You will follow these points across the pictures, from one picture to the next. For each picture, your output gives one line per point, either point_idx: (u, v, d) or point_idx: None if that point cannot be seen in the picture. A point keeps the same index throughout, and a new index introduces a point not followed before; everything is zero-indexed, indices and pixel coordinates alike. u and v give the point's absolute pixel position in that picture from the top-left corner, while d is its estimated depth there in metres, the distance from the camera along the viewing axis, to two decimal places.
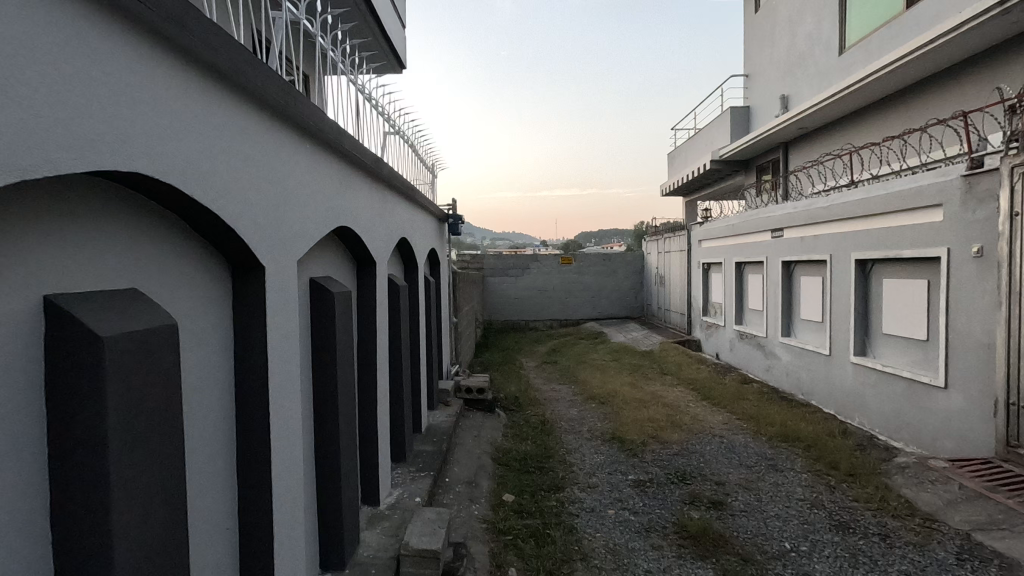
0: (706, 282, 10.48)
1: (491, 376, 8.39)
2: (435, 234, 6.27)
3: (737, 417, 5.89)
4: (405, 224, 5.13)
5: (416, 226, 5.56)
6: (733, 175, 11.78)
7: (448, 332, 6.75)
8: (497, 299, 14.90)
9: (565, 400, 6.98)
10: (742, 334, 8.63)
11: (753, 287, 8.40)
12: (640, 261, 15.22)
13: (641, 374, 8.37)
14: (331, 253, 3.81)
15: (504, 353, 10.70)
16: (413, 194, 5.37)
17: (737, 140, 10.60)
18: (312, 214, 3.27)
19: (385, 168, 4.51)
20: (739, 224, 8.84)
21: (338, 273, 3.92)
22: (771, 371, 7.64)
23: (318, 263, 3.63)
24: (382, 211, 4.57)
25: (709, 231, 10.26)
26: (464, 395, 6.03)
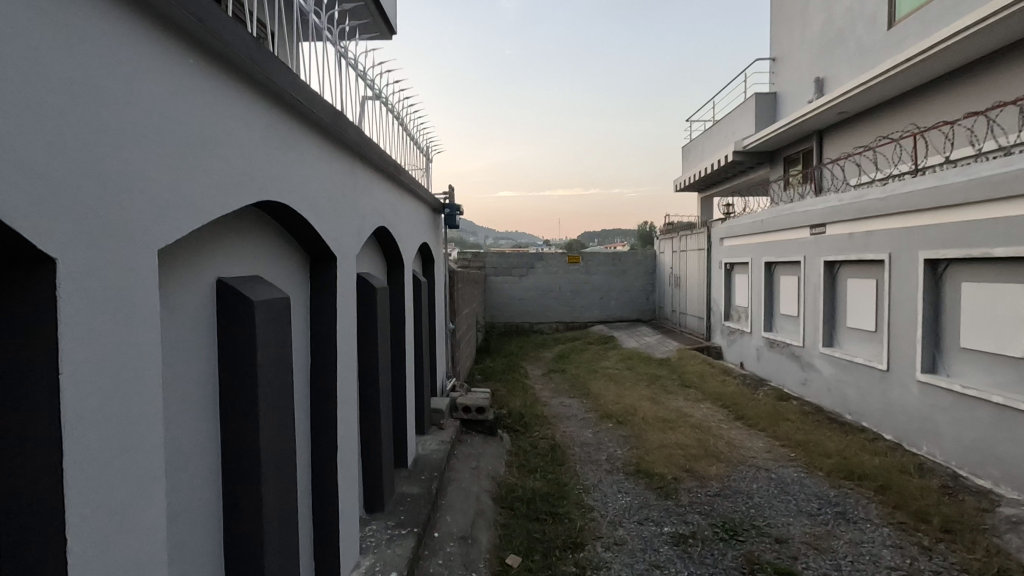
0: (728, 284, 9.61)
1: (493, 388, 7.49)
2: (430, 228, 5.39)
3: (782, 445, 5.00)
4: (387, 214, 4.26)
5: (404, 216, 4.68)
6: (757, 167, 10.87)
7: (444, 339, 5.88)
8: (499, 300, 14.04)
9: (576, 418, 6.09)
10: (773, 342, 7.74)
11: (786, 291, 7.52)
12: (652, 260, 14.32)
13: (660, 386, 7.49)
14: (257, 242, 2.90)
15: (506, 359, 9.85)
16: (400, 178, 4.50)
17: (763, 129, 9.72)
18: (233, 191, 2.38)
19: (357, 139, 3.63)
20: (769, 220, 7.94)
21: (271, 271, 3.02)
22: (809, 385, 6.76)
23: (236, 255, 2.73)
24: (353, 193, 3.69)
25: (732, 228, 9.38)
26: (460, 416, 5.15)
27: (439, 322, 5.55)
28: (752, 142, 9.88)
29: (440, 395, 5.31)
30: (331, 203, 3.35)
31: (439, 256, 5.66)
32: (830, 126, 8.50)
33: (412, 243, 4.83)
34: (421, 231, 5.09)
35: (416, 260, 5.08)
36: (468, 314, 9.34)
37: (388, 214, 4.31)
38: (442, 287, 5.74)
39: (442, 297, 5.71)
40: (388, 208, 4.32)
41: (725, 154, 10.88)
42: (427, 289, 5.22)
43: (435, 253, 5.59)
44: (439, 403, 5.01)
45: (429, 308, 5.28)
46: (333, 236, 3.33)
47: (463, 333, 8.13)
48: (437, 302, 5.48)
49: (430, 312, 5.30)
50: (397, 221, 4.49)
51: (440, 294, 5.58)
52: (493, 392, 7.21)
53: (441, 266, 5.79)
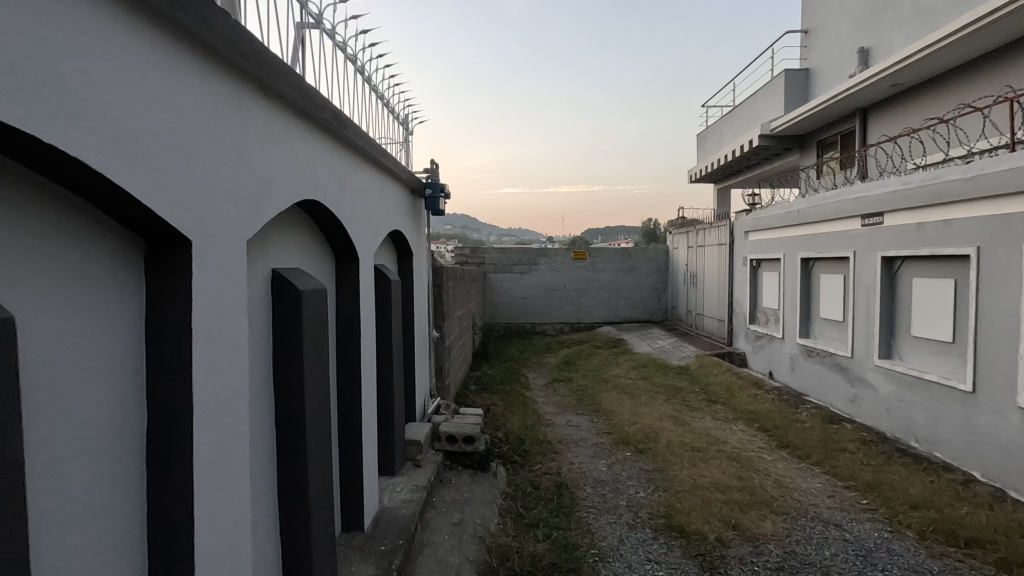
0: (754, 284, 8.59)
1: (489, 404, 6.49)
2: (409, 215, 4.33)
3: (846, 487, 3.99)
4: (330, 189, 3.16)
5: (367, 193, 3.60)
6: (784, 154, 9.80)
7: (427, 349, 4.87)
8: (500, 299, 13.06)
9: (586, 445, 5.09)
10: (812, 351, 6.72)
11: (828, 292, 6.50)
12: (665, 257, 13.26)
13: (681, 402, 6.49)
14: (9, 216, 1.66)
15: (507, 366, 8.88)
16: (355, 143, 3.41)
17: (794, 110, 8.68)
18: None
19: (274, 71, 2.54)
20: (805, 210, 6.91)
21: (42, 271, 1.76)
22: (859, 403, 5.75)
23: None
24: (271, 149, 2.60)
25: (759, 221, 8.37)
26: (443, 448, 4.14)
27: (420, 330, 4.52)
28: (782, 124, 8.84)
29: (420, 420, 4.31)
30: (218, 155, 2.26)
31: (420, 251, 4.61)
32: (875, 103, 7.44)
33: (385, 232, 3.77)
34: (396, 216, 4.01)
35: (390, 254, 4.02)
36: (464, 316, 8.36)
37: (338, 185, 3.21)
38: (424, 289, 4.72)
39: (424, 301, 4.70)
40: (338, 177, 3.22)
41: (749, 139, 9.84)
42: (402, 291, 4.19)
43: (417, 245, 4.52)
44: (417, 432, 4.01)
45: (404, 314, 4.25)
46: (207, 215, 2.22)
47: (456, 338, 7.14)
48: (417, 307, 4.46)
49: (405, 319, 4.27)
50: (353, 198, 3.40)
51: (420, 297, 4.54)
52: (489, 409, 6.21)
53: (425, 262, 4.75)
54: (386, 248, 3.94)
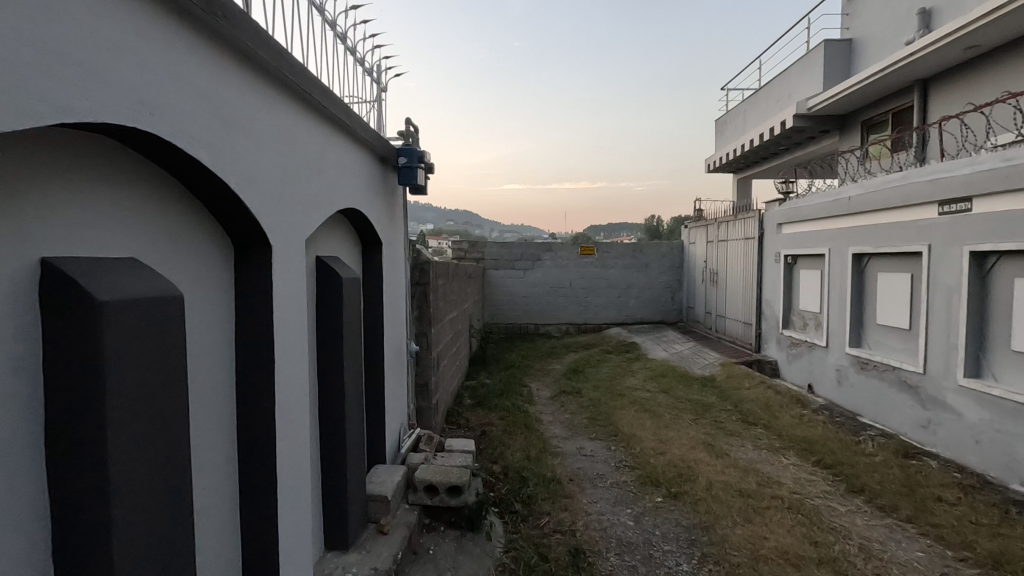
0: (788, 283, 7.57)
1: (483, 426, 5.46)
2: (380, 195, 3.23)
3: (959, 559, 2.98)
4: (288, 174, 1.97)
5: (326, 170, 2.38)
6: (819, 138, 8.73)
7: (406, 366, 3.85)
8: (501, 298, 12.06)
9: (604, 484, 4.09)
10: (867, 363, 5.71)
11: (888, 293, 5.48)
12: (679, 253, 12.22)
13: (714, 424, 5.49)
14: None
15: (507, 375, 7.87)
16: (320, 104, 2.22)
17: (835, 86, 7.64)
18: None
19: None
20: (859, 197, 5.86)
21: None
22: (934, 430, 4.74)
23: None
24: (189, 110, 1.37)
25: (796, 212, 7.32)
26: (421, 501, 3.11)
27: (393, 341, 3.48)
28: (821, 102, 7.77)
29: (391, 462, 3.29)
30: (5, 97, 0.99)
31: (395, 246, 3.52)
32: (938, 73, 6.37)
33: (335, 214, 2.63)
34: (359, 198, 2.82)
35: (345, 247, 2.89)
36: (459, 318, 7.35)
37: (289, 163, 1.97)
38: (402, 292, 3.67)
39: (402, 306, 3.68)
40: (290, 149, 1.97)
41: (780, 121, 8.79)
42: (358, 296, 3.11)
43: (388, 237, 3.39)
44: (384, 482, 2.99)
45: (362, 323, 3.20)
46: None
47: (448, 346, 6.12)
48: (389, 314, 3.41)
49: (366, 330, 3.23)
50: (309, 178, 2.17)
51: (393, 302, 3.49)
52: (484, 433, 5.18)
53: (402, 257, 3.69)
54: (339, 238, 2.79)
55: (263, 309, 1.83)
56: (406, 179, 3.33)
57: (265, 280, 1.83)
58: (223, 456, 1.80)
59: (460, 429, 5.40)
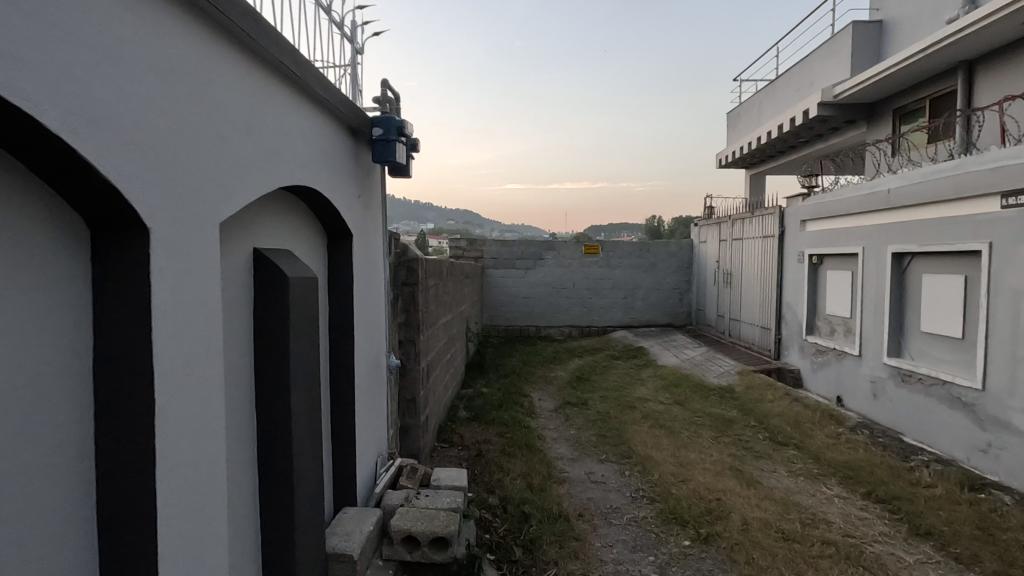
0: (813, 286, 6.96)
1: (479, 446, 4.84)
2: (348, 174, 2.59)
3: None
4: (177, 127, 1.32)
5: (253, 127, 1.70)
6: (844, 129, 8.09)
7: (388, 382, 3.25)
8: (501, 299, 11.45)
9: (620, 522, 3.47)
10: (909, 375, 5.10)
11: (937, 297, 4.87)
12: (689, 252, 11.59)
13: (738, 444, 4.88)
14: None
15: (507, 384, 7.25)
16: (242, 38, 1.57)
17: (866, 71, 7.02)
18: None
19: None
20: (901, 189, 5.24)
21: None
22: (997, 455, 4.13)
23: None
24: None
25: (823, 208, 6.70)
26: (397, 556, 2.50)
27: (368, 353, 2.86)
28: (849, 89, 7.16)
29: (362, 504, 2.69)
30: None
31: (370, 238, 2.88)
32: (986, 54, 5.75)
33: (277, 190, 1.99)
34: (310, 173, 2.15)
35: (296, 234, 2.24)
36: (455, 322, 6.73)
37: (166, 103, 1.27)
38: (380, 294, 3.04)
39: (381, 310, 3.06)
40: (169, 83, 1.28)
41: (802, 110, 8.15)
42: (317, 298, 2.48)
43: (359, 226, 2.74)
44: (349, 534, 2.39)
45: (326, 331, 2.59)
46: None
47: (441, 354, 5.50)
48: (363, 321, 2.78)
49: (331, 339, 2.61)
50: (215, 133, 1.48)
51: (369, 306, 2.87)
52: (480, 455, 4.57)
53: (381, 252, 3.06)
54: (284, 223, 2.13)
55: (134, 320, 1.21)
56: (385, 156, 2.69)
57: (137, 276, 1.21)
58: (67, 536, 1.20)
59: (454, 449, 4.79)
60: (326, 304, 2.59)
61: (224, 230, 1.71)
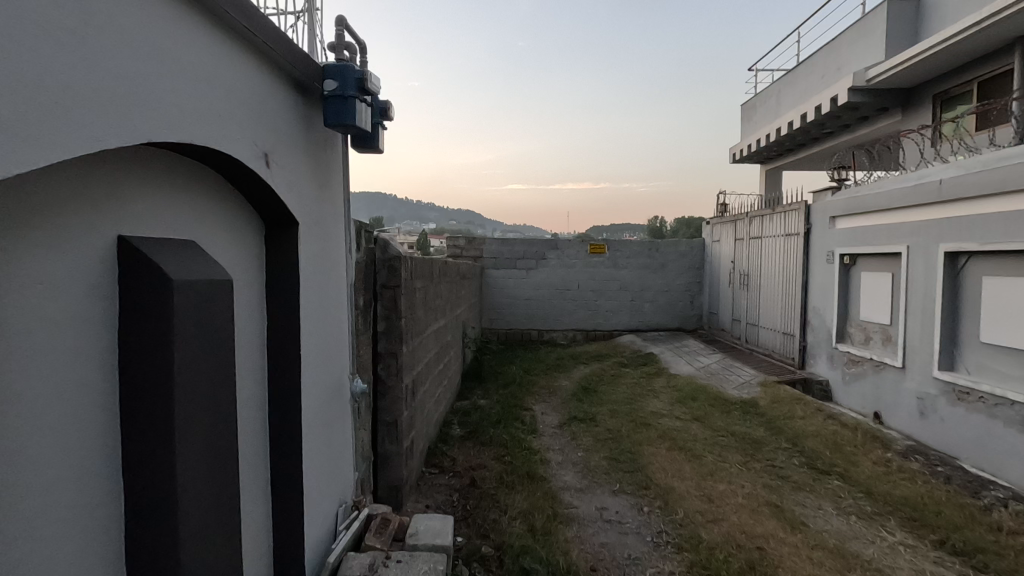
0: (845, 289, 6.32)
1: (474, 474, 4.21)
2: (291, 143, 1.95)
3: None
4: None
5: (86, 46, 1.05)
6: (874, 118, 7.43)
7: (354, 411, 2.61)
8: (501, 301, 10.82)
9: None
10: (964, 392, 4.47)
11: (999, 303, 4.24)
12: (700, 252, 10.94)
13: (772, 471, 4.24)
14: None
15: (507, 396, 6.61)
16: None
17: (904, 51, 6.36)
18: None
19: None
20: (957, 179, 4.61)
21: None
22: None
23: None
24: None
25: (856, 203, 6.06)
26: None
27: (324, 376, 2.23)
28: (885, 72, 6.50)
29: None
30: None
31: (326, 229, 2.24)
32: None
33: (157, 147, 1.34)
34: (220, 133, 1.50)
35: (197, 215, 1.58)
36: (449, 328, 6.10)
37: None
38: (344, 301, 2.41)
39: (345, 321, 2.43)
40: None
41: (827, 98, 7.50)
42: (244, 305, 1.84)
43: (308, 213, 2.09)
44: None
45: (261, 350, 1.96)
46: None
47: (432, 367, 4.87)
48: (315, 336, 2.15)
49: (268, 359, 1.99)
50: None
51: (324, 316, 2.23)
52: (476, 487, 3.95)
53: (344, 248, 2.41)
54: (167, 194, 1.45)
55: None
56: (349, 116, 2.04)
57: None
58: None
59: (445, 478, 4.16)
60: (261, 314, 1.96)
61: (18, 185, 1.04)
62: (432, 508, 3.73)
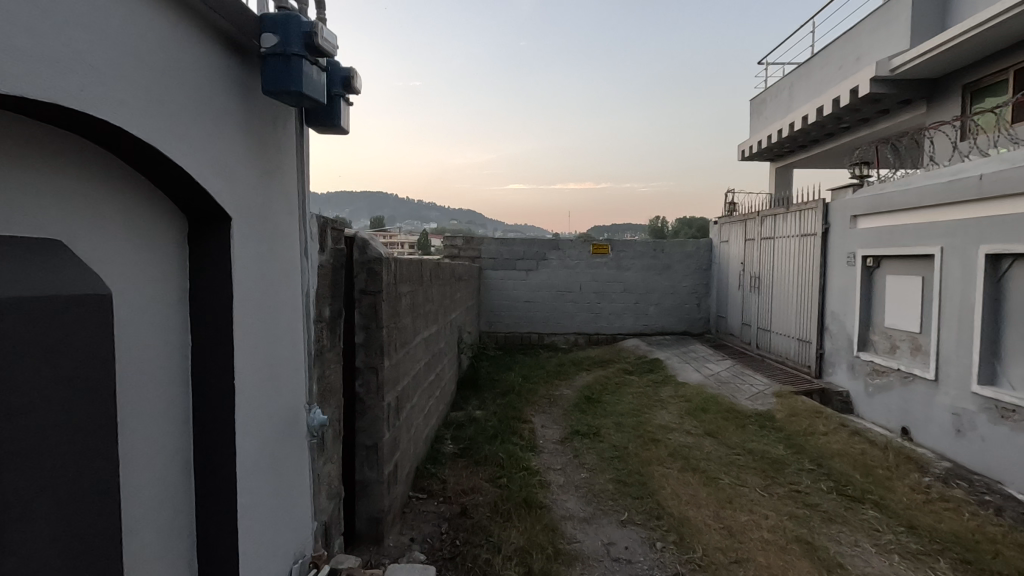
0: (867, 293, 5.89)
1: (466, 501, 3.78)
2: (220, 115, 1.52)
3: None
4: None
5: None
6: (896, 111, 7.00)
7: (317, 443, 2.19)
8: (500, 303, 10.39)
9: None
10: (1008, 411, 4.04)
11: None
12: (708, 253, 10.50)
13: (797, 498, 3.81)
14: None
15: (505, 407, 6.17)
16: None
17: (933, 39, 5.92)
18: None
19: None
20: (1000, 175, 4.18)
21: None
22: None
23: None
24: None
25: (880, 200, 5.63)
26: None
27: (274, 407, 1.80)
28: (911, 61, 6.06)
29: None
30: None
31: (274, 226, 1.81)
32: None
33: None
34: (91, 91, 1.09)
35: (68, 204, 1.17)
36: (443, 334, 5.66)
37: None
38: (300, 314, 1.98)
39: (302, 339, 1.99)
40: None
41: (847, 90, 7.06)
42: (153, 322, 1.42)
43: (246, 206, 1.66)
44: None
45: (184, 378, 1.54)
46: None
47: (421, 378, 4.43)
48: (260, 359, 1.72)
49: (192, 388, 1.56)
50: None
51: (273, 334, 1.80)
52: (467, 517, 3.52)
53: (300, 248, 1.98)
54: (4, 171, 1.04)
55: None
56: (294, 82, 1.60)
57: None
58: None
59: (434, 505, 3.74)
60: (183, 333, 1.54)
61: None
62: (416, 542, 3.30)
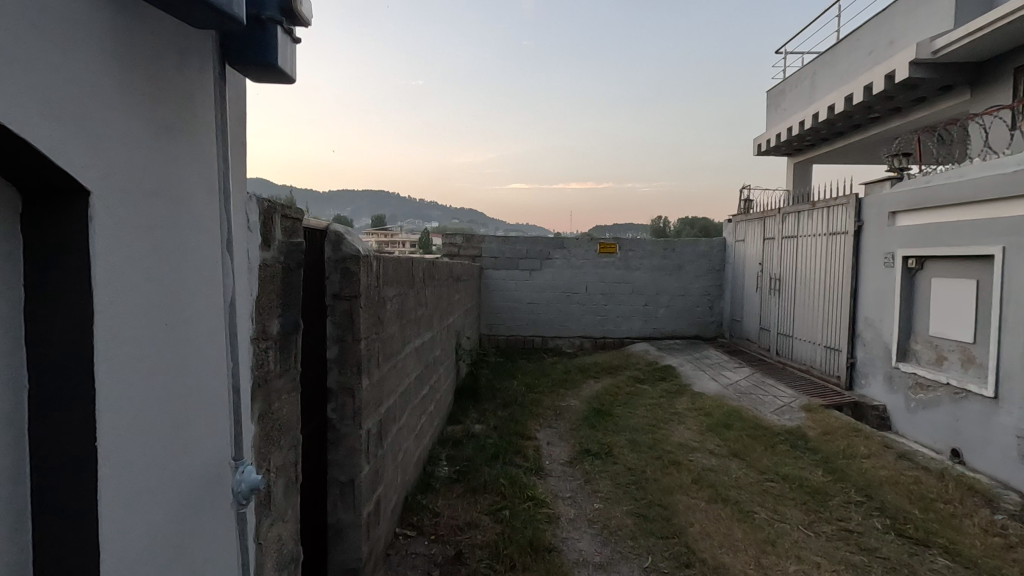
0: (908, 298, 5.32)
1: (461, 541, 3.24)
2: (79, 24, 0.95)
3: None
4: None
5: None
6: (934, 99, 6.41)
7: (258, 505, 1.62)
8: (502, 305, 9.85)
9: None
10: None
11: None
12: (721, 252, 9.93)
13: (851, 540, 3.24)
14: None
15: (506, 420, 5.62)
16: None
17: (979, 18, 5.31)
18: None
19: None
20: None
21: None
22: None
23: None
24: None
25: (924, 195, 5.07)
26: None
27: (180, 474, 1.22)
28: (956, 41, 5.41)
29: None
30: None
31: (180, 211, 1.24)
32: None
33: None
34: None
35: None
36: (438, 340, 5.10)
37: None
38: (226, 336, 1.41)
39: (229, 370, 1.42)
40: None
41: (880, 77, 6.48)
42: None
43: (126, 174, 1.08)
44: None
45: (11, 439, 0.96)
46: None
47: (411, 395, 3.88)
48: (152, 404, 1.14)
49: (27, 457, 0.99)
50: None
51: (175, 367, 1.22)
52: (464, 565, 2.97)
53: (226, 245, 1.41)
54: None
55: None
56: None
57: None
58: None
59: (425, 546, 3.19)
60: (10, 367, 0.96)
61: None
62: None
